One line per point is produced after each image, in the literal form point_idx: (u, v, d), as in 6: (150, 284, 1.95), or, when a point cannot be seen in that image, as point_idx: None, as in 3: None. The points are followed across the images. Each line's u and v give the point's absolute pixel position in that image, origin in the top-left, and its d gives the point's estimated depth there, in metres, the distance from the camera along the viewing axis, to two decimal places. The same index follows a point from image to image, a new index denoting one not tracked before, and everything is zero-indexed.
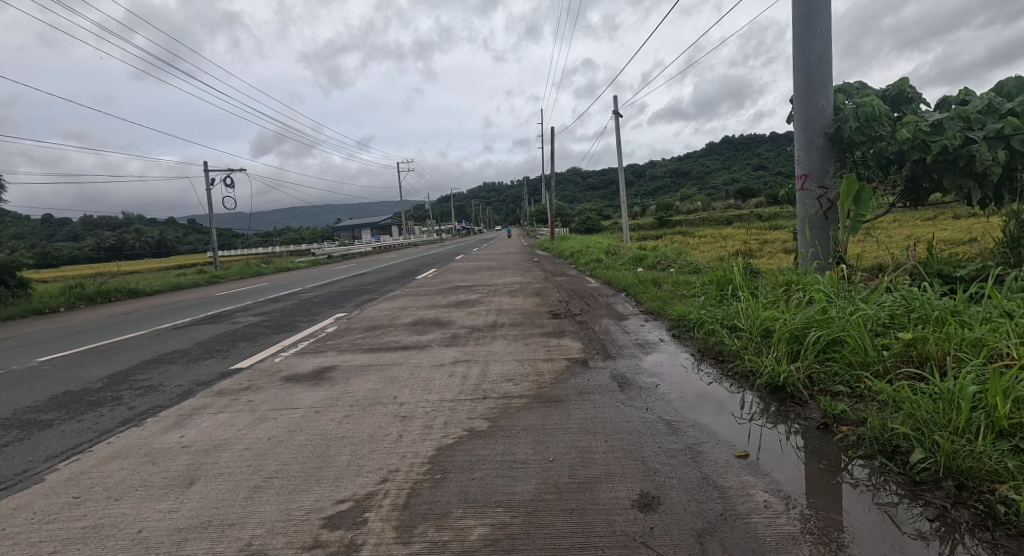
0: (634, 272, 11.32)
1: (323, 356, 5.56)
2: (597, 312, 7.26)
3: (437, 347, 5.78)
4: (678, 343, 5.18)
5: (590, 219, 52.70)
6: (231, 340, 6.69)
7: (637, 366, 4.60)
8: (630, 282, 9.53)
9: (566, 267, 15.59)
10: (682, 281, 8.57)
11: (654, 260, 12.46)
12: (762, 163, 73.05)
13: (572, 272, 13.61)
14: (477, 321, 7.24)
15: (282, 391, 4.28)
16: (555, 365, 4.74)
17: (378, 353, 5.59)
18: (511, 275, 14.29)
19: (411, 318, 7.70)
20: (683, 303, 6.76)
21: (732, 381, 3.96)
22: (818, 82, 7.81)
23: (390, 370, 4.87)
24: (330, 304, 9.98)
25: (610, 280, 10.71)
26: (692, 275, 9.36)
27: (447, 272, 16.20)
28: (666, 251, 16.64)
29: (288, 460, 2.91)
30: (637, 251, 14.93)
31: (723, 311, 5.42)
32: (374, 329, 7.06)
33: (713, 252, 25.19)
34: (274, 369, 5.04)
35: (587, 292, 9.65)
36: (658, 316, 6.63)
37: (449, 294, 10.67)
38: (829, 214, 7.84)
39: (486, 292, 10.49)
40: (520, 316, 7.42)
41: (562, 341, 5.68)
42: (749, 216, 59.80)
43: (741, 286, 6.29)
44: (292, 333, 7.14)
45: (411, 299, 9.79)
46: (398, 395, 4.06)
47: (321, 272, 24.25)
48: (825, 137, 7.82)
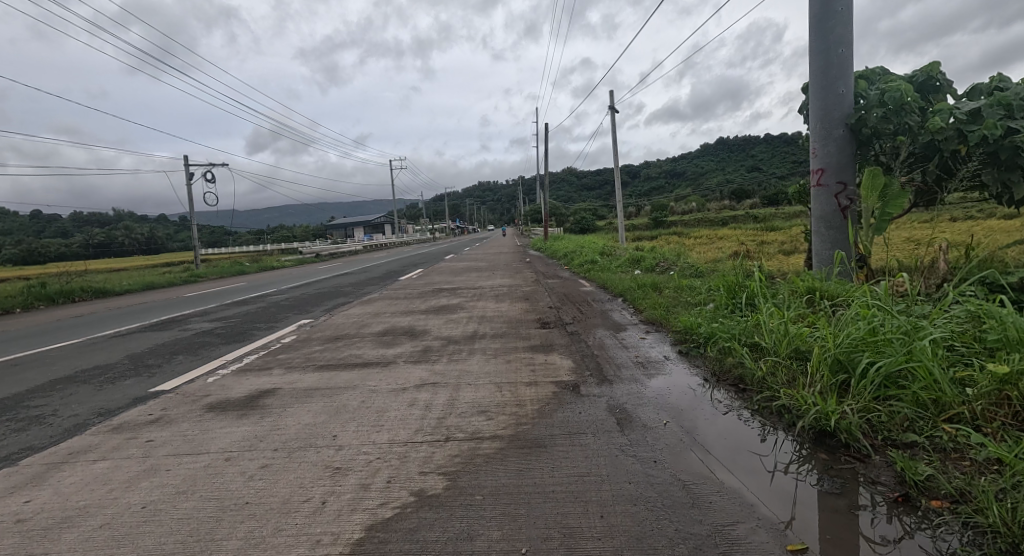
0: (631, 275, 10.50)
1: (267, 375, 4.70)
2: (591, 322, 6.43)
3: (403, 365, 4.93)
4: (686, 364, 4.34)
5: (585, 218, 51.95)
6: (170, 352, 5.81)
7: (638, 394, 3.77)
8: (628, 286, 8.73)
9: (559, 268, 14.78)
10: (685, 286, 7.76)
11: (653, 262, 11.63)
12: (759, 164, 72.60)
13: (565, 274, 12.79)
14: (456, 331, 6.39)
15: (197, 426, 3.42)
16: (539, 392, 3.90)
17: (332, 372, 4.74)
18: (500, 276, 13.47)
19: (382, 327, 6.84)
20: (690, 312, 5.94)
21: (761, 419, 3.11)
22: (837, 66, 7.02)
23: (340, 396, 4.02)
24: (299, 309, 9.09)
25: (606, 284, 9.89)
26: (696, 279, 8.57)
27: (433, 273, 15.35)
28: (664, 252, 15.86)
29: (152, 548, 2.05)
30: (634, 253, 14.09)
31: (740, 325, 4.60)
32: (337, 340, 6.19)
33: (710, 253, 24.49)
34: (200, 393, 4.17)
35: (580, 297, 8.82)
36: (660, 327, 5.81)
37: (430, 297, 9.81)
38: (847, 212, 7.07)
39: (471, 296, 9.64)
40: (505, 326, 6.57)
41: (549, 359, 4.85)
42: (745, 217, 59.24)
43: (755, 294, 5.48)
44: (243, 343, 6.27)
45: (387, 304, 8.92)
46: (338, 436, 3.20)
47: (305, 271, 23.29)
48: (844, 128, 7.04)
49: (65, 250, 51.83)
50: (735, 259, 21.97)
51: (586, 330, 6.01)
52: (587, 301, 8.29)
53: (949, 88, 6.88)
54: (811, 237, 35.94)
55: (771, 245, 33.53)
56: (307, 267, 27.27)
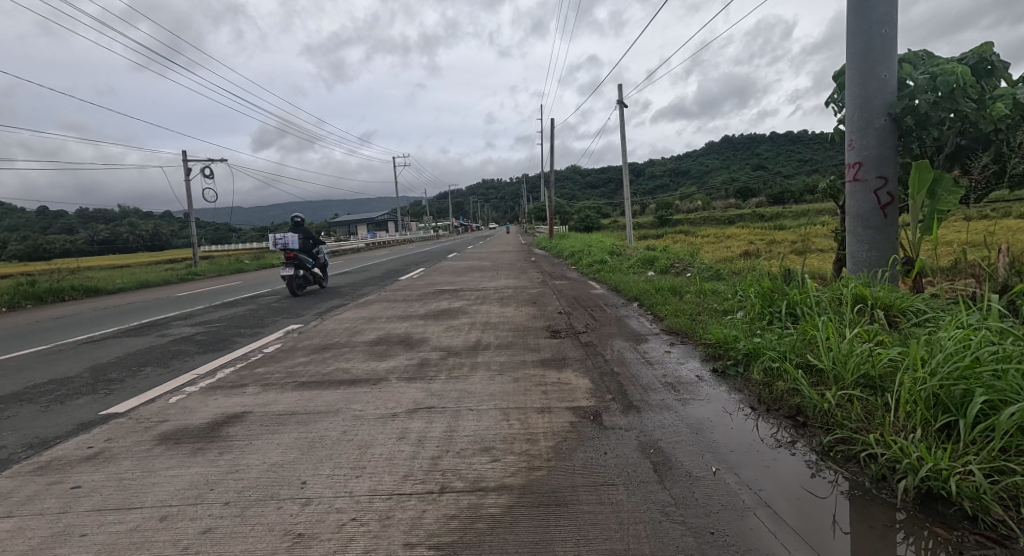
0: (645, 277, 9.86)
1: (240, 394, 4.09)
2: (607, 331, 5.79)
3: (397, 383, 4.30)
4: (725, 388, 3.70)
5: (590, 217, 51.31)
6: (138, 364, 5.21)
7: (673, 425, 3.15)
8: (643, 289, 8.09)
9: (567, 268, 14.15)
10: (708, 290, 7.12)
11: (667, 263, 10.97)
12: (766, 162, 71.68)
13: (573, 276, 12.15)
14: (458, 340, 5.76)
15: (138, 465, 2.81)
16: (554, 422, 3.28)
17: (314, 390, 4.12)
18: (505, 277, 12.85)
19: (376, 335, 6.23)
20: (719, 322, 5.29)
21: (835, 466, 2.46)
22: (881, 48, 6.32)
23: (318, 424, 3.41)
24: (290, 313, 8.49)
25: (618, 286, 9.27)
26: (717, 282, 7.93)
27: (435, 273, 14.74)
28: (676, 252, 15.21)
29: None
30: (646, 253, 13.41)
31: (786, 340, 3.95)
32: (325, 350, 5.58)
33: (721, 253, 23.78)
34: (157, 418, 3.56)
35: (592, 301, 8.18)
36: (686, 338, 5.17)
37: (431, 300, 9.20)
38: (888, 210, 6.41)
39: (475, 299, 9.02)
40: (511, 334, 5.95)
41: (563, 377, 4.22)
42: (752, 216, 58.38)
43: (796, 303, 4.83)
44: (222, 352, 5.67)
45: (384, 308, 8.32)
46: (307, 484, 2.58)
47: (304, 270, 22.75)
48: (887, 117, 6.37)
49: (67, 246, 51.71)
50: (746, 259, 21.22)
51: (603, 340, 5.38)
52: (599, 306, 7.67)
53: (1004, 72, 6.20)
54: (823, 237, 35.14)
55: (781, 245, 32.75)
56: (307, 266, 26.79)
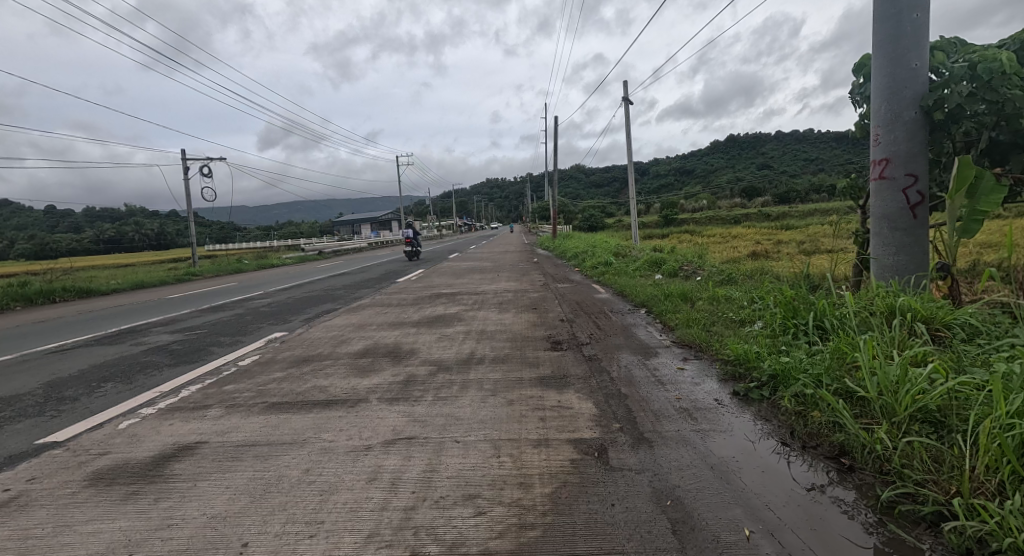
0: (651, 280, 9.37)
1: (199, 418, 3.62)
2: (613, 343, 5.31)
3: (376, 406, 3.83)
4: (749, 416, 3.20)
5: (594, 217, 50.75)
6: (99, 379, 4.75)
7: (692, 466, 2.66)
8: (652, 295, 7.60)
9: (570, 270, 13.68)
10: (721, 297, 6.62)
11: (675, 265, 10.47)
12: (772, 161, 70.83)
13: (576, 278, 11.67)
14: (450, 353, 5.29)
15: (52, 517, 2.34)
16: (553, 460, 2.80)
17: (282, 415, 3.65)
18: (505, 279, 12.38)
19: (363, 346, 5.76)
20: (736, 335, 4.80)
21: (898, 530, 1.97)
22: (912, 35, 5.78)
23: (279, 460, 2.93)
24: (277, 318, 8.03)
25: (624, 291, 8.77)
26: (730, 287, 7.44)
27: (433, 275, 14.29)
28: (683, 253, 14.70)
29: None
30: (652, 254, 12.89)
31: (817, 360, 3.45)
32: (305, 363, 5.11)
33: (727, 253, 23.22)
34: (96, 450, 3.10)
35: (595, 308, 7.69)
36: (700, 353, 4.68)
37: (426, 304, 8.73)
38: (917, 211, 5.89)
39: (473, 304, 8.54)
40: (508, 346, 5.47)
41: (563, 400, 3.74)
42: (759, 216, 57.62)
43: (823, 315, 4.33)
44: (193, 365, 5.22)
45: (376, 313, 7.86)
46: (249, 547, 2.11)
47: (303, 270, 22.36)
48: (917, 109, 5.85)
49: (70, 245, 51.62)
50: (754, 261, 20.65)
51: (608, 354, 4.90)
52: (604, 313, 7.19)
53: None
54: (832, 238, 34.49)
55: (789, 246, 32.09)
56: (307, 265, 26.36)
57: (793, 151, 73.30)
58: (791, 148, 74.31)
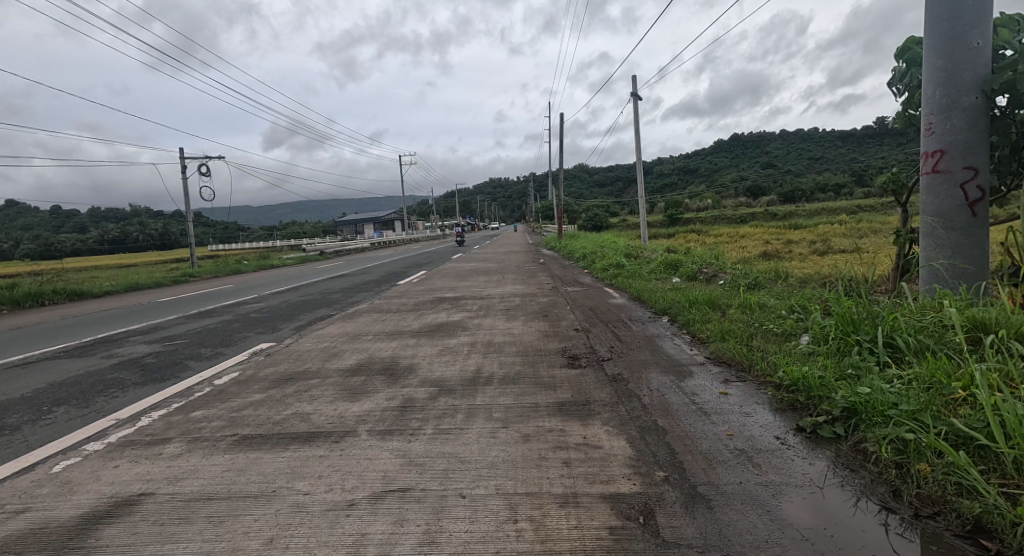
0: (669, 285, 8.73)
1: (153, 457, 3.01)
2: (638, 360, 4.67)
3: (366, 441, 3.20)
4: (828, 465, 2.54)
5: (599, 216, 50.11)
6: (52, 401, 4.15)
7: (772, 541, 2.01)
8: (674, 301, 6.98)
9: (579, 272, 13.05)
10: (753, 304, 5.97)
11: (693, 268, 9.83)
12: (779, 160, 69.95)
13: (586, 281, 11.04)
14: (454, 371, 4.66)
15: None
16: (587, 530, 2.16)
17: (251, 453, 3.03)
18: (512, 282, 11.76)
19: (357, 361, 5.14)
20: (782, 353, 4.14)
21: None
22: (972, 9, 4.93)
23: (238, 522, 2.30)
24: (267, 325, 7.44)
25: (641, 296, 8.16)
26: (759, 293, 6.79)
27: (436, 277, 13.69)
28: (696, 254, 14.06)
29: None
30: (666, 255, 12.25)
31: (906, 392, 2.79)
32: (289, 383, 4.50)
33: (739, 254, 22.52)
34: (14, 506, 2.48)
35: (612, 315, 7.07)
36: (742, 373, 4.03)
37: (428, 311, 8.12)
38: (976, 208, 5.07)
39: (478, 310, 7.92)
40: (519, 363, 4.85)
41: (590, 437, 3.11)
42: (765, 216, 56.83)
43: (892, 331, 3.66)
44: (164, 384, 4.60)
45: (373, 321, 7.26)
46: None
47: (302, 271, 21.85)
48: (978, 95, 5.01)
49: (71, 245, 51.37)
50: (765, 262, 19.99)
51: (636, 375, 4.26)
52: (623, 321, 6.56)
53: None
54: (843, 239, 33.76)
55: (799, 247, 31.38)
56: (306, 266, 25.84)
57: (799, 150, 72.40)
58: (798, 147, 73.38)
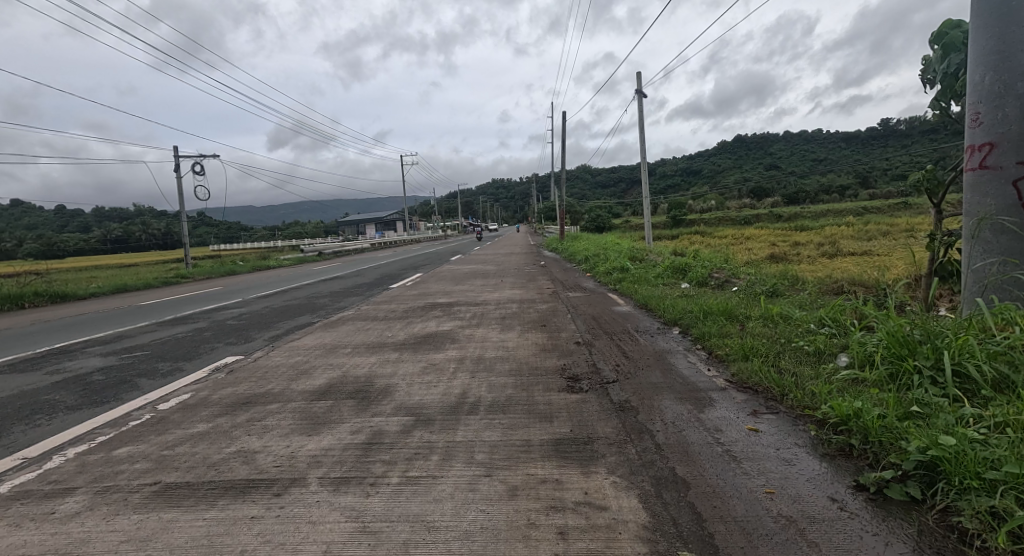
0: (678, 291, 8.13)
1: (41, 517, 2.38)
2: (648, 385, 4.03)
3: (314, 494, 2.57)
4: (913, 547, 1.88)
5: (601, 217, 49.46)
6: None
7: None
8: (686, 311, 6.34)
9: (580, 276, 12.45)
10: (776, 315, 5.32)
11: (703, 272, 9.21)
12: (783, 161, 69.14)
13: (588, 286, 10.42)
14: (436, 397, 4.04)
15: None
16: None
17: (166, 513, 2.40)
18: (510, 286, 11.15)
19: (328, 381, 4.53)
20: (821, 379, 3.48)
21: None
22: None
23: None
24: (241, 335, 6.84)
25: (649, 304, 7.52)
26: (778, 302, 6.15)
27: (431, 280, 13.10)
28: (704, 257, 13.45)
29: None
30: (674, 259, 11.60)
31: (1005, 448, 2.13)
32: (244, 408, 3.88)
33: (745, 256, 21.93)
34: None
35: (616, 325, 6.46)
36: (774, 403, 3.38)
37: (417, 319, 7.51)
38: None
39: (471, 319, 7.31)
40: (511, 385, 4.22)
41: (592, 493, 2.46)
42: (769, 217, 56.09)
43: (961, 358, 2.98)
44: (100, 408, 3.99)
45: (356, 332, 6.65)
46: None
47: (298, 273, 21.34)
48: None
49: (70, 244, 51.00)
50: (772, 264, 19.34)
51: (646, 404, 3.61)
52: (630, 333, 5.93)
53: None
54: (850, 242, 33.03)
55: (806, 249, 30.81)
56: (302, 267, 25.28)
57: (804, 151, 71.69)
58: (802, 148, 72.58)
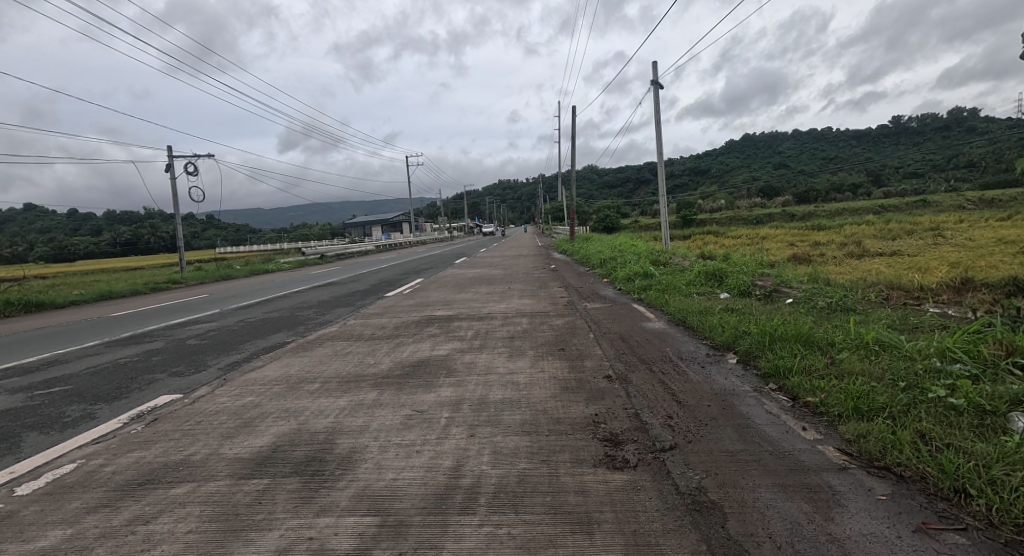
0: (719, 304, 6.85)
1: None
2: (723, 457, 2.77)
3: None
4: None
5: (610, 217, 48.05)
6: None
7: None
8: (741, 333, 5.07)
9: (598, 282, 11.23)
10: (871, 343, 4.03)
11: (744, 280, 7.93)
12: (795, 158, 67.03)
13: (608, 295, 9.19)
14: (415, 477, 2.78)
15: None
16: None
17: None
18: (519, 295, 9.92)
19: (272, 442, 3.29)
20: (1015, 467, 2.19)
21: None
22: None
23: None
24: (194, 361, 5.63)
25: (689, 322, 6.23)
26: (861, 322, 4.84)
27: (431, 287, 11.93)
28: (734, 259, 12.12)
29: None
30: (704, 263, 10.26)
31: None
32: (137, 493, 2.66)
33: (769, 257, 20.53)
34: None
35: (653, 351, 5.21)
36: (948, 508, 2.09)
37: (409, 340, 6.27)
38: None
39: (473, 341, 6.06)
40: (524, 456, 2.97)
41: None
42: (784, 217, 54.39)
43: None
44: None
45: (331, 359, 5.41)
46: None
47: (295, 277, 20.31)
48: None
49: (74, 248, 50.62)
50: (799, 266, 17.81)
51: (734, 499, 2.34)
52: (674, 364, 4.68)
53: None
54: (875, 242, 31.33)
55: (827, 248, 29.42)
56: (300, 272, 24.18)
57: (817, 148, 69.91)
58: (815, 146, 70.85)
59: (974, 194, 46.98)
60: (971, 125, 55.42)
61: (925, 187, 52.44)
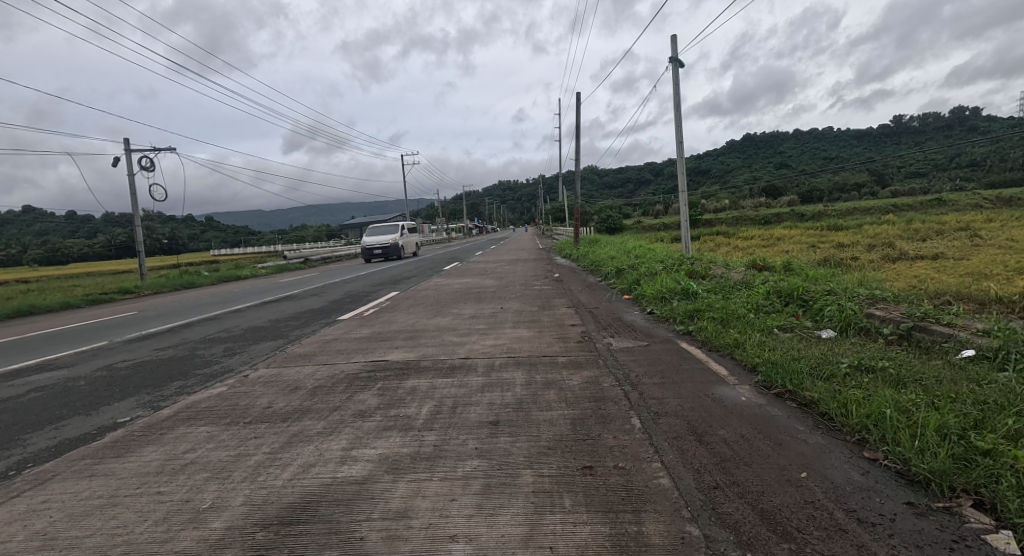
0: (839, 355, 4.16)
1: None
2: None
3: None
4: None
5: (612, 217, 45.55)
6: None
7: None
8: (976, 461, 2.39)
9: (618, 301, 8.60)
10: None
11: (851, 307, 5.26)
12: (802, 157, 64.33)
13: (637, 324, 6.55)
14: None
15: None
16: None
17: None
18: (513, 321, 7.28)
19: None
20: None
21: None
22: None
23: None
24: None
25: (805, 397, 3.55)
26: None
27: (401, 306, 9.27)
28: (792, 268, 9.52)
29: None
30: (766, 277, 7.56)
31: None
32: None
33: (801, 260, 18.00)
34: None
35: (779, 488, 2.51)
36: None
37: (316, 429, 3.57)
38: None
39: (425, 436, 3.37)
40: None
41: None
42: (794, 216, 52.00)
43: None
44: None
45: (130, 495, 2.70)
46: None
47: (261, 286, 17.71)
48: None
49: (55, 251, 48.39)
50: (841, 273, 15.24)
51: None
52: (861, 552, 1.99)
53: None
54: (898, 242, 28.90)
55: (848, 249, 27.07)
56: (274, 279, 21.64)
57: (826, 146, 67.49)
58: (823, 144, 68.50)
59: (989, 192, 44.71)
60: (980, 121, 53.36)
61: (939, 185, 50.13)
